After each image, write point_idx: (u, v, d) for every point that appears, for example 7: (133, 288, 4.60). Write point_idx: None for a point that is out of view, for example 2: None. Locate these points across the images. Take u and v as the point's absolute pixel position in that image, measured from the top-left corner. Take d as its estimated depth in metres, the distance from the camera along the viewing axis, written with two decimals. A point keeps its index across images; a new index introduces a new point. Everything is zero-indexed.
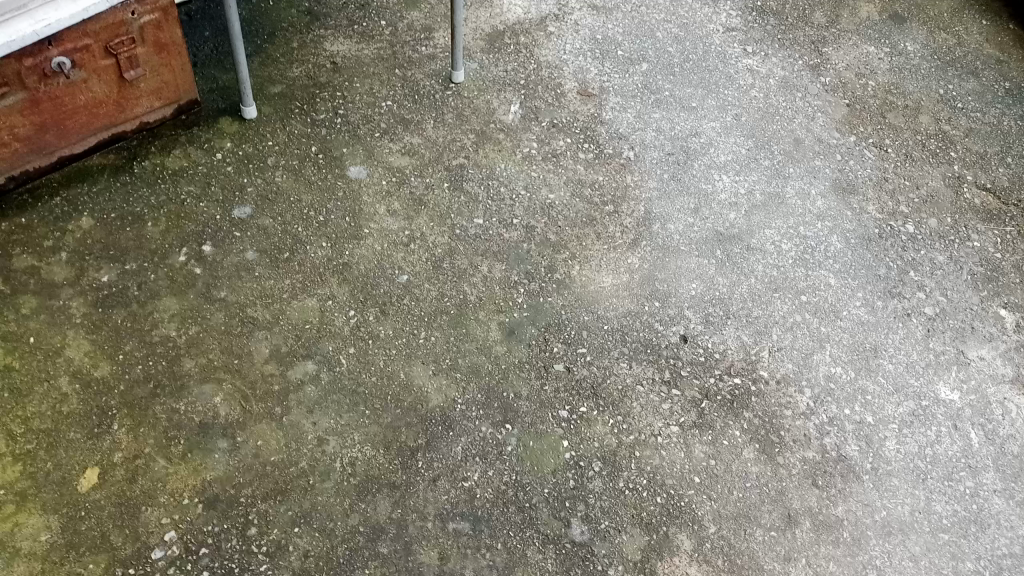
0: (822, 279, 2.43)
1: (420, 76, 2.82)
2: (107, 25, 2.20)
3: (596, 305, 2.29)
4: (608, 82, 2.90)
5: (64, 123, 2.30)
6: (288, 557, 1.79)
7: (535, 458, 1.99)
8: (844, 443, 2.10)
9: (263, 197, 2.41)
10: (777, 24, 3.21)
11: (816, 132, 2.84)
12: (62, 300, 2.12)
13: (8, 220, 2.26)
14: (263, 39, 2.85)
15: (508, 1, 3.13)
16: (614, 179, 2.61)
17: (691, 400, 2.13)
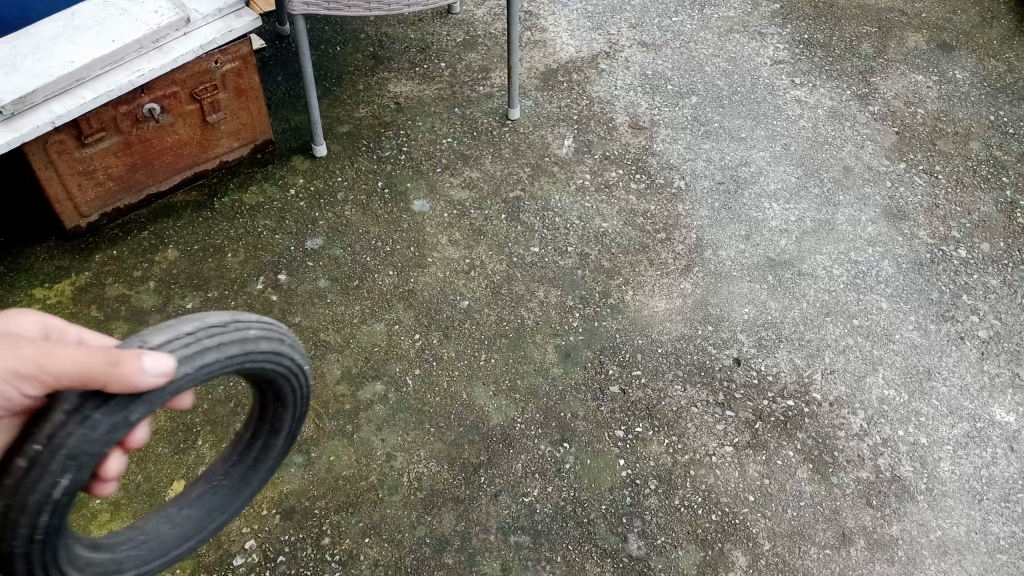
0: (874, 303, 2.47)
1: (478, 113, 2.97)
2: (193, 73, 2.41)
3: (650, 329, 2.37)
4: (659, 116, 3.01)
5: (153, 163, 2.50)
6: (359, 566, 1.89)
7: (592, 475, 2.06)
8: (899, 464, 2.12)
9: (334, 229, 2.56)
10: (825, 56, 3.28)
11: (866, 160, 2.89)
12: (151, 325, 2.29)
13: (101, 253, 2.45)
14: (332, 82, 3.04)
15: (561, 42, 3.27)
16: (665, 208, 2.70)
17: (744, 421, 2.18)
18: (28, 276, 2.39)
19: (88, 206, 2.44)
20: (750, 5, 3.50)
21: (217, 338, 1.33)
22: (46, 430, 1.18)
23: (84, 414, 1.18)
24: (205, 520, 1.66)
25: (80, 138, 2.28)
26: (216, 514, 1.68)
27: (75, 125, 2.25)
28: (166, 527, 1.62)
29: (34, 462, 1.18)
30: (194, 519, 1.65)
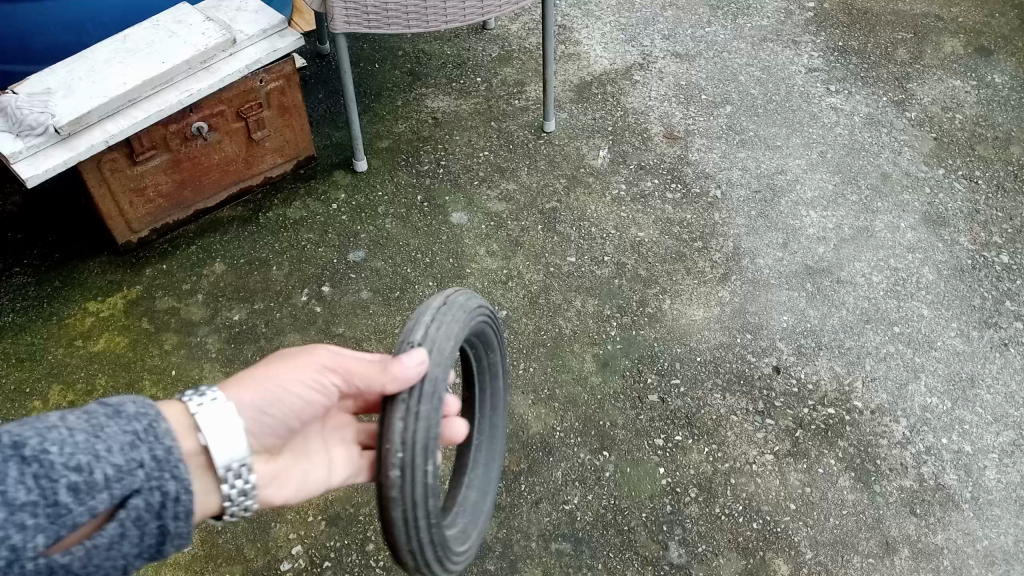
0: (915, 310, 2.45)
1: (515, 127, 3.01)
2: (239, 92, 2.49)
3: (687, 337, 2.38)
4: (693, 126, 3.02)
5: (200, 180, 2.58)
6: (404, 572, 1.92)
7: (633, 483, 2.08)
8: (943, 473, 2.10)
9: (375, 242, 2.61)
10: (860, 62, 3.28)
11: (904, 166, 2.88)
12: (200, 337, 2.35)
13: (152, 267, 2.53)
14: (371, 99, 3.10)
15: (595, 54, 3.31)
16: (702, 217, 2.71)
17: (785, 429, 2.18)
18: (82, 290, 2.47)
19: (140, 222, 2.52)
20: (784, 14, 3.50)
21: (452, 315, 1.40)
22: (396, 437, 1.26)
23: (416, 408, 1.28)
24: (480, 479, 1.77)
25: (132, 156, 2.37)
26: (484, 474, 1.79)
27: (127, 144, 2.33)
28: (466, 499, 1.72)
29: (405, 468, 1.25)
30: (475, 484, 1.76)
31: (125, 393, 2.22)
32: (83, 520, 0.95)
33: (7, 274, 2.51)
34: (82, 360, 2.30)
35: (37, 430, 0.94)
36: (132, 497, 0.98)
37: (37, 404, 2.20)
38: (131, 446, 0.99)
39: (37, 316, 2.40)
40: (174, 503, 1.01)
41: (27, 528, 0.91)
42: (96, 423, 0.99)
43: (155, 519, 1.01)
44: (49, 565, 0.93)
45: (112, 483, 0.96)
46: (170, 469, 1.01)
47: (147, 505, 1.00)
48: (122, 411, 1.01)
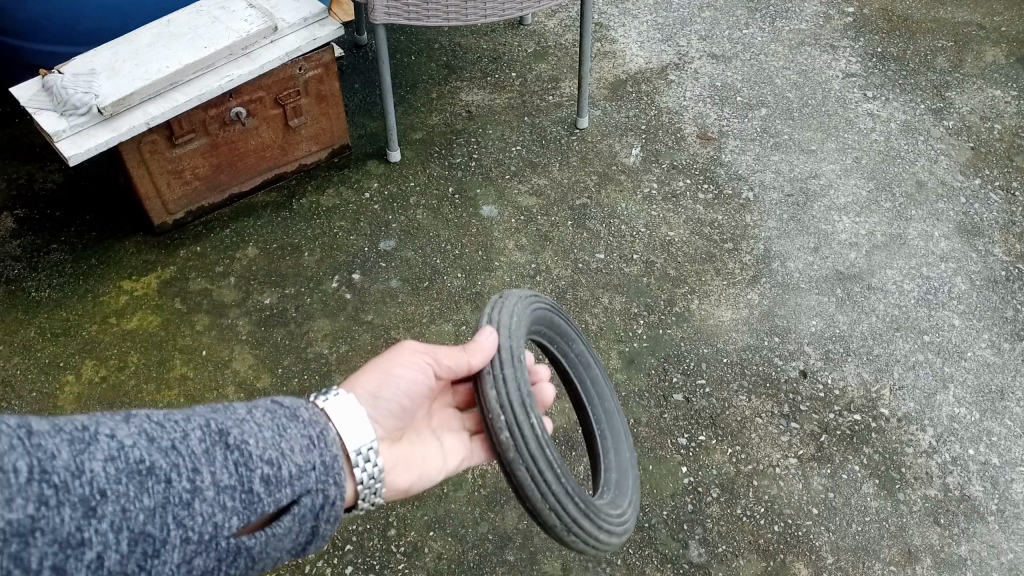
0: (946, 319, 2.43)
1: (548, 122, 3.02)
2: (278, 78, 2.51)
3: (714, 338, 2.38)
4: (727, 127, 3.01)
5: (236, 165, 2.61)
6: (424, 559, 1.94)
7: (654, 481, 2.08)
8: (968, 484, 2.08)
9: (406, 232, 2.63)
10: (899, 69, 3.25)
11: (940, 175, 2.85)
12: (230, 319, 2.38)
13: (186, 249, 2.57)
14: (406, 90, 3.12)
15: (631, 53, 3.30)
16: (733, 218, 2.71)
17: (810, 434, 2.17)
18: (117, 268, 2.51)
19: (176, 204, 2.56)
20: (823, 18, 3.48)
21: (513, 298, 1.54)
22: (492, 404, 1.35)
23: (506, 373, 1.36)
24: (618, 458, 1.77)
25: (172, 139, 2.40)
26: (616, 454, 1.78)
27: (167, 126, 2.37)
28: (613, 480, 1.71)
29: (512, 427, 1.33)
30: (613, 463, 1.76)
31: (156, 371, 2.26)
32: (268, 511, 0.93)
33: (45, 250, 2.56)
34: (115, 337, 2.34)
35: (233, 421, 0.94)
36: (304, 496, 0.96)
37: (70, 378, 2.24)
38: (308, 448, 0.98)
39: (73, 292, 2.45)
40: (331, 507, 0.99)
41: (225, 509, 0.88)
42: (278, 423, 0.98)
43: (313, 522, 0.98)
44: (234, 550, 0.90)
45: (294, 480, 0.95)
46: (334, 475, 1.00)
47: (312, 507, 0.97)
48: (296, 416, 1.00)
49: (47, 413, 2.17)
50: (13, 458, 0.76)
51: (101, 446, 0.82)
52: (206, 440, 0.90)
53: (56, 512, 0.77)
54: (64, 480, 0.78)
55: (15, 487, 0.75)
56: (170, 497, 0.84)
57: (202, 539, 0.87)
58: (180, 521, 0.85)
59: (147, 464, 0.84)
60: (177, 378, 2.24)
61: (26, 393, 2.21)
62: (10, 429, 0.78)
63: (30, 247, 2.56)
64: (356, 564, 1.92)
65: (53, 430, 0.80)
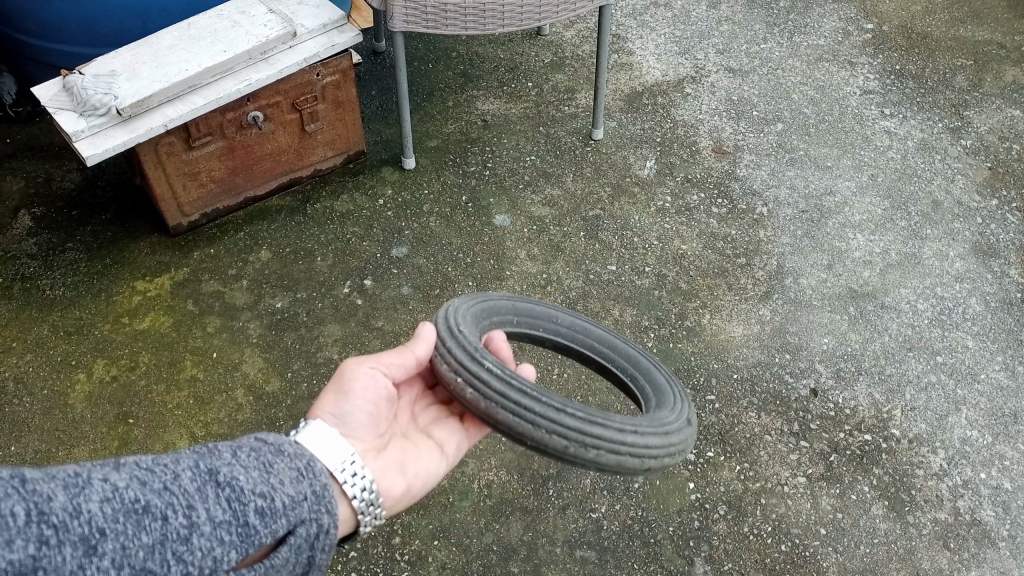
0: (960, 340, 2.41)
1: (562, 133, 3.02)
2: (295, 83, 2.52)
3: (725, 354, 2.37)
4: (743, 141, 3.01)
5: (252, 168, 2.63)
6: (428, 567, 1.93)
7: (661, 496, 2.07)
8: (980, 508, 2.06)
9: (418, 239, 2.63)
10: (917, 87, 3.23)
11: (956, 195, 2.83)
12: (242, 322, 2.39)
13: (199, 251, 2.58)
14: (423, 98, 3.13)
15: (647, 65, 3.30)
16: (747, 233, 2.70)
17: (819, 453, 2.16)
18: (131, 268, 2.53)
19: (191, 206, 2.57)
20: (841, 34, 3.47)
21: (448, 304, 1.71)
22: (447, 374, 1.48)
23: (448, 347, 1.51)
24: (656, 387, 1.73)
25: (188, 141, 2.42)
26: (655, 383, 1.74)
27: (184, 129, 2.38)
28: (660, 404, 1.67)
29: (471, 382, 1.45)
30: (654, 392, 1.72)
31: (167, 372, 2.27)
32: (266, 545, 0.92)
33: (60, 248, 2.57)
34: (127, 337, 2.35)
35: (222, 460, 0.94)
36: (300, 527, 0.96)
37: (81, 377, 2.25)
38: (299, 479, 0.99)
39: (86, 291, 2.46)
40: (325, 536, 1.00)
41: (223, 543, 0.88)
42: (266, 459, 0.99)
43: (310, 553, 0.98)
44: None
45: (289, 510, 0.95)
46: (326, 504, 1.00)
47: (308, 536, 0.97)
48: (282, 451, 1.01)
49: (58, 410, 2.18)
50: (10, 502, 0.76)
51: (96, 488, 0.82)
52: (198, 478, 0.90)
53: (56, 552, 0.76)
54: (62, 521, 0.78)
55: (13, 530, 0.75)
56: (168, 533, 0.84)
57: (203, 575, 0.86)
58: (180, 556, 0.84)
59: (143, 503, 0.84)
60: (187, 379, 2.25)
61: (38, 390, 2.22)
62: (4, 478, 0.77)
63: (46, 245, 2.58)
64: (360, 571, 1.92)
65: (46, 476, 0.80)
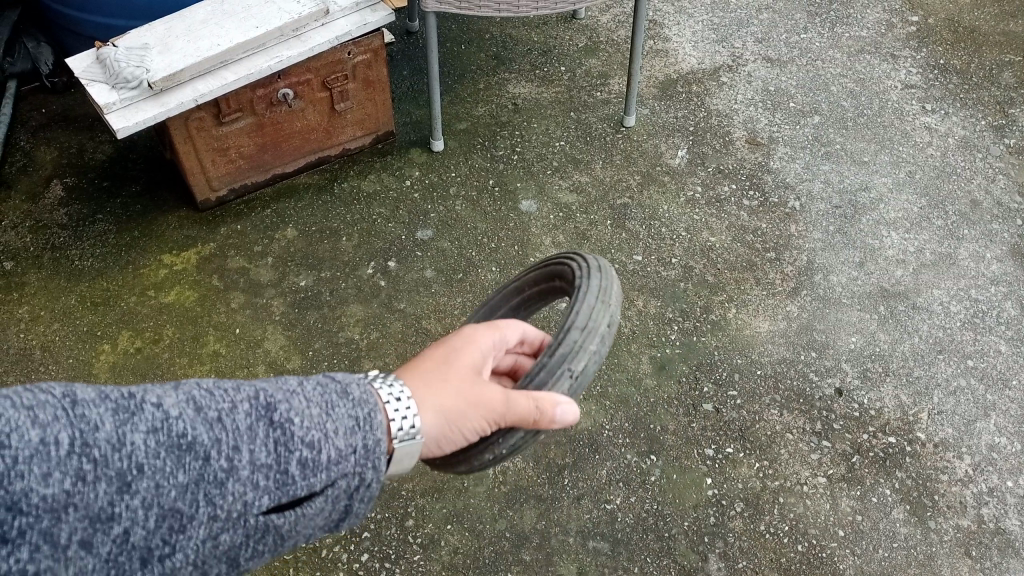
0: (992, 344, 2.35)
1: (593, 119, 2.98)
2: (326, 61, 2.52)
3: (750, 349, 2.33)
4: (778, 133, 2.95)
5: (281, 145, 2.63)
6: (439, 551, 1.93)
7: (677, 490, 2.04)
8: (1005, 516, 2.01)
9: (444, 223, 2.62)
10: (961, 83, 3.14)
11: (996, 195, 2.75)
12: (265, 299, 2.40)
13: (226, 226, 2.59)
14: (454, 79, 3.11)
15: (683, 52, 3.26)
16: (777, 227, 2.65)
17: (841, 453, 2.12)
18: (158, 242, 2.55)
19: (219, 180, 2.58)
20: (885, 26, 3.39)
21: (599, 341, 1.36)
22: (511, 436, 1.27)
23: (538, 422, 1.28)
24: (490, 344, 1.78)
25: (218, 117, 2.42)
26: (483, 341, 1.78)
27: (215, 104, 2.39)
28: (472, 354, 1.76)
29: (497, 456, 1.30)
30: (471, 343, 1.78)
31: (190, 346, 2.29)
32: (303, 495, 0.84)
33: (90, 220, 2.60)
34: (153, 309, 2.37)
35: (282, 394, 0.86)
36: (341, 480, 0.86)
37: (106, 347, 2.28)
38: (353, 431, 0.87)
39: (114, 263, 2.49)
40: (367, 489, 0.88)
41: (258, 488, 0.81)
42: (329, 400, 0.88)
43: (349, 504, 0.88)
44: (263, 528, 0.82)
45: (334, 464, 0.85)
46: (375, 459, 0.88)
47: (349, 489, 0.87)
48: (348, 393, 0.90)
49: (83, 378, 2.21)
50: (47, 431, 0.71)
51: (145, 416, 0.76)
52: (252, 415, 0.82)
53: (90, 488, 0.72)
54: (103, 454, 0.73)
55: (52, 461, 0.70)
56: (205, 474, 0.77)
57: (231, 518, 0.79)
58: (211, 499, 0.78)
59: (188, 439, 0.77)
60: (210, 354, 2.27)
61: (64, 359, 2.25)
62: (54, 400, 0.73)
63: (77, 215, 2.61)
64: (372, 552, 1.93)
65: (96, 399, 0.75)
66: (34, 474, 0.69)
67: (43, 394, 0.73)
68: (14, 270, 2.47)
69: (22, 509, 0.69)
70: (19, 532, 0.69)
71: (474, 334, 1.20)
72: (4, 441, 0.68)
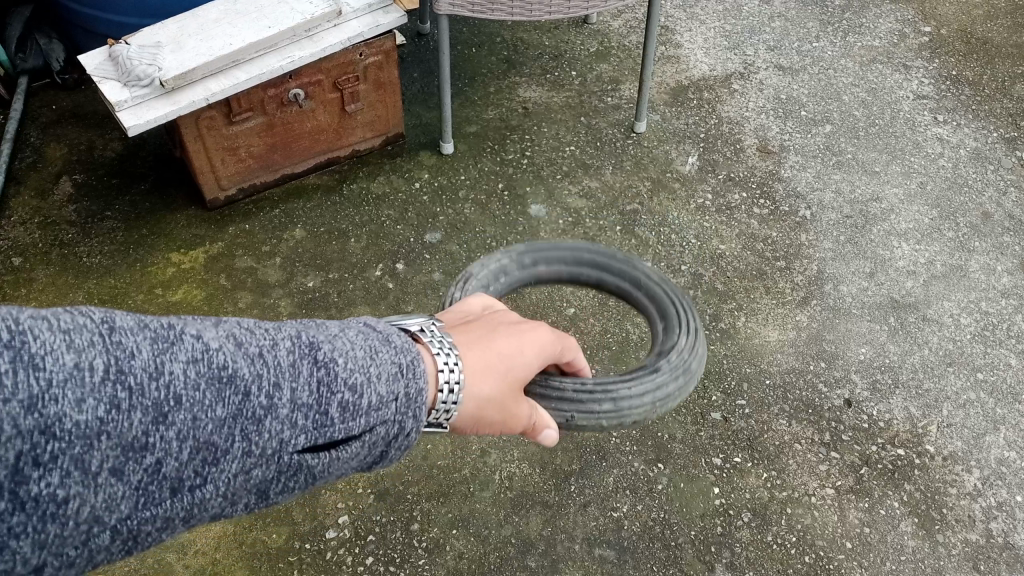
0: (1003, 358, 2.33)
1: (604, 124, 2.98)
2: (338, 63, 2.51)
3: (759, 358, 2.32)
4: (789, 142, 2.94)
5: (291, 146, 2.62)
6: (445, 556, 1.92)
7: (684, 499, 2.03)
8: (1013, 531, 2.00)
9: (453, 225, 2.61)
10: (973, 94, 3.13)
11: (1008, 208, 2.74)
12: (273, 298, 2.39)
13: (235, 225, 2.59)
14: (465, 82, 3.11)
15: (695, 59, 3.25)
16: (788, 236, 2.64)
17: (850, 465, 2.11)
18: (166, 240, 2.54)
19: (229, 180, 2.58)
20: (897, 36, 3.38)
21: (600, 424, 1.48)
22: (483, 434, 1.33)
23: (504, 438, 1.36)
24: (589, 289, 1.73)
25: (229, 116, 2.42)
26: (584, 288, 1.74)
27: (226, 104, 2.39)
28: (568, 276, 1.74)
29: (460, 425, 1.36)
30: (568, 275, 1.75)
31: None
32: (338, 438, 0.84)
33: (99, 217, 2.60)
34: (160, 307, 2.37)
35: (324, 336, 0.86)
36: (378, 426, 0.87)
37: None
38: (395, 377, 0.88)
39: (122, 261, 2.48)
40: (404, 439, 0.89)
41: (295, 427, 0.80)
42: (372, 345, 0.88)
43: (385, 449, 0.89)
44: (296, 467, 0.82)
45: (373, 410, 0.85)
46: (415, 408, 0.89)
47: (385, 436, 0.88)
48: (390, 340, 0.90)
49: None
50: (83, 355, 0.68)
51: (185, 346, 0.75)
52: (295, 352, 0.82)
53: (125, 417, 0.70)
54: (139, 382, 0.71)
55: (87, 387, 0.68)
56: (244, 409, 0.77)
57: (264, 455, 0.79)
58: (248, 435, 0.77)
59: (230, 372, 0.77)
60: None
61: None
62: (92, 324, 0.71)
63: (85, 212, 2.61)
64: (376, 555, 1.91)
65: (134, 326, 0.73)
66: (68, 399, 0.67)
67: (80, 318, 0.70)
68: (22, 265, 2.46)
69: (56, 434, 0.66)
70: (52, 457, 0.66)
71: (543, 337, 1.14)
72: (40, 362, 0.66)
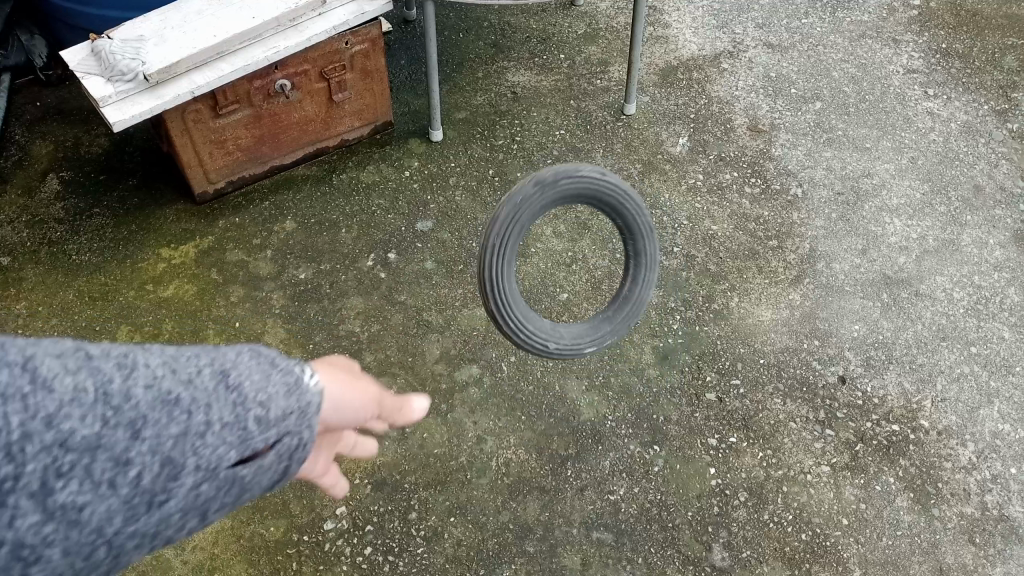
0: (996, 331, 2.34)
1: (593, 107, 2.97)
2: (323, 52, 2.50)
3: (753, 338, 2.32)
4: (779, 120, 2.93)
5: (279, 137, 2.61)
6: (443, 544, 1.92)
7: (680, 480, 2.04)
8: (1008, 503, 2.01)
9: (443, 213, 2.61)
10: (964, 67, 3.12)
11: (999, 180, 2.74)
12: (265, 292, 2.39)
13: (225, 219, 2.58)
14: (452, 68, 3.10)
15: (684, 39, 3.24)
16: (779, 215, 2.64)
17: (844, 442, 2.11)
18: (156, 236, 2.54)
19: (217, 173, 2.57)
20: (887, 10, 3.36)
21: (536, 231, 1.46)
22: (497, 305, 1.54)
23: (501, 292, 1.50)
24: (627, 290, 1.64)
25: (215, 109, 2.41)
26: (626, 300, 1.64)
27: (211, 96, 2.38)
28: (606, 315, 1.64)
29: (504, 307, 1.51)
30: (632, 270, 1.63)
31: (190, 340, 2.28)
32: (255, 452, 0.82)
33: (88, 214, 2.59)
34: (152, 304, 2.36)
35: (221, 358, 0.82)
36: (286, 438, 0.85)
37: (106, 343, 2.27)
38: (291, 393, 0.85)
39: (112, 258, 2.48)
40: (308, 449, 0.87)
41: (214, 448, 0.78)
42: (266, 365, 0.85)
43: (289, 465, 0.86)
44: (226, 484, 0.81)
45: (280, 421, 0.84)
46: (313, 417, 0.88)
47: (291, 448, 0.86)
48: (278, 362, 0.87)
49: None
50: (7, 404, 0.66)
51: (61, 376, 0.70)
52: (197, 374, 0.79)
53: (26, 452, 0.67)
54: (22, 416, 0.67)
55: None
56: (155, 434, 0.74)
57: (194, 479, 0.78)
58: (168, 461, 0.75)
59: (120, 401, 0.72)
60: None
61: None
62: None
63: (75, 210, 2.60)
64: (376, 544, 1.92)
65: (99, 353, 0.74)
66: None
67: None
68: (13, 265, 2.46)
69: None
70: None
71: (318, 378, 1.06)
72: None
